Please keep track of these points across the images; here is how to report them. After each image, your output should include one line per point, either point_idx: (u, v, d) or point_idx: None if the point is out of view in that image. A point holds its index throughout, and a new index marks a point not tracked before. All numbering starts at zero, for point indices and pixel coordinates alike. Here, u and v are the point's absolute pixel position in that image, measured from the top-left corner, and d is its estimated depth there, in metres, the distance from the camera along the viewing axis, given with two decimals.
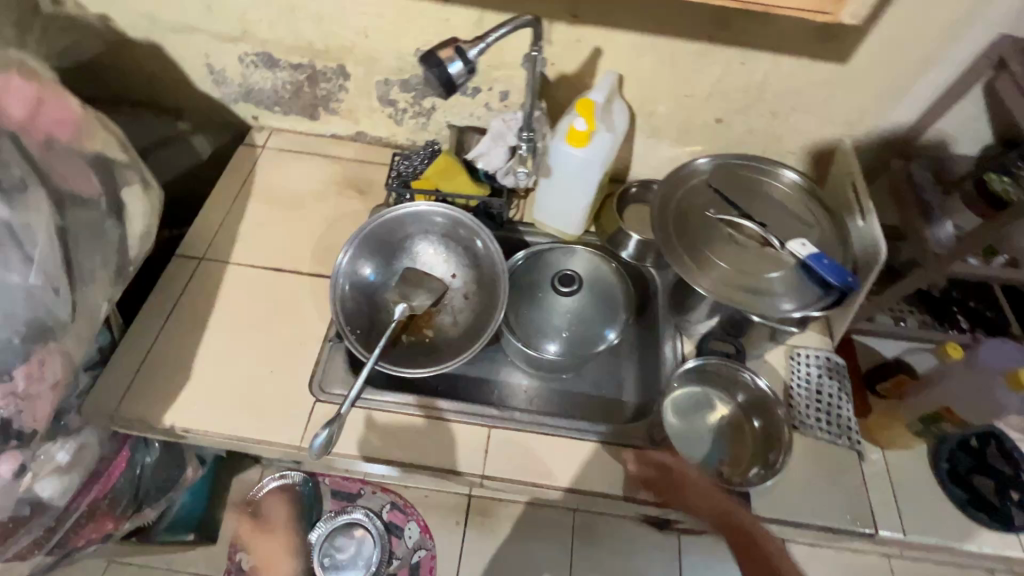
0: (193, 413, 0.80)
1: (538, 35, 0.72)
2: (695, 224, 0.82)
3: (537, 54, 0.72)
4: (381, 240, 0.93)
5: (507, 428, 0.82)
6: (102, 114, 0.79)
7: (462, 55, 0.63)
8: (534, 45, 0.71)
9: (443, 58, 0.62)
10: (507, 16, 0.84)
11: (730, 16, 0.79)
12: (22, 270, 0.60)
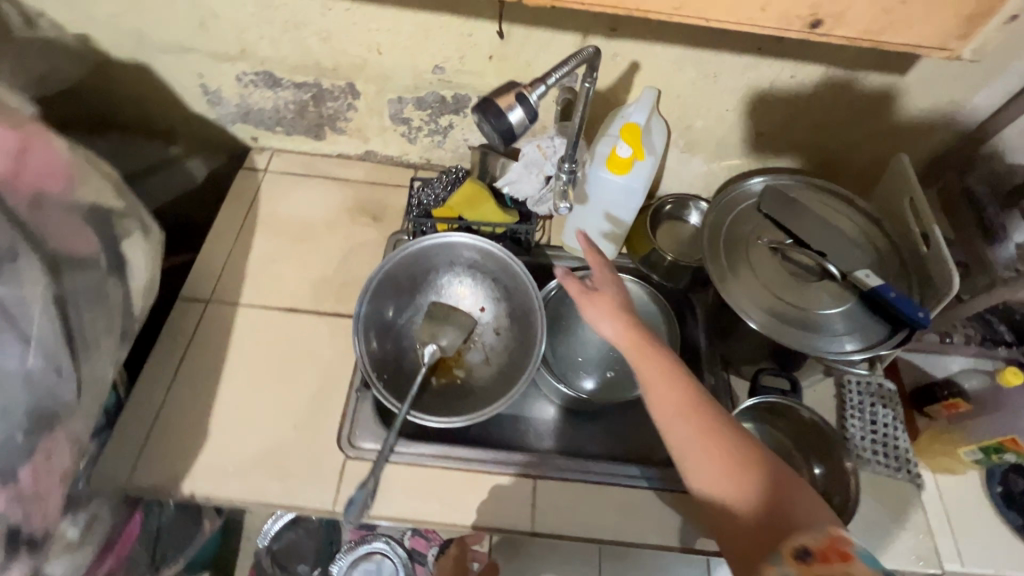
0: (214, 478, 0.74)
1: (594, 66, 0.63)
2: (748, 254, 0.77)
3: (590, 85, 0.64)
4: (403, 276, 0.86)
5: (552, 477, 0.78)
6: (92, 155, 0.71)
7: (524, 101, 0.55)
8: (589, 77, 0.63)
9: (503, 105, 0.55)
10: (537, 30, 0.77)
11: None
12: (20, 353, 0.53)
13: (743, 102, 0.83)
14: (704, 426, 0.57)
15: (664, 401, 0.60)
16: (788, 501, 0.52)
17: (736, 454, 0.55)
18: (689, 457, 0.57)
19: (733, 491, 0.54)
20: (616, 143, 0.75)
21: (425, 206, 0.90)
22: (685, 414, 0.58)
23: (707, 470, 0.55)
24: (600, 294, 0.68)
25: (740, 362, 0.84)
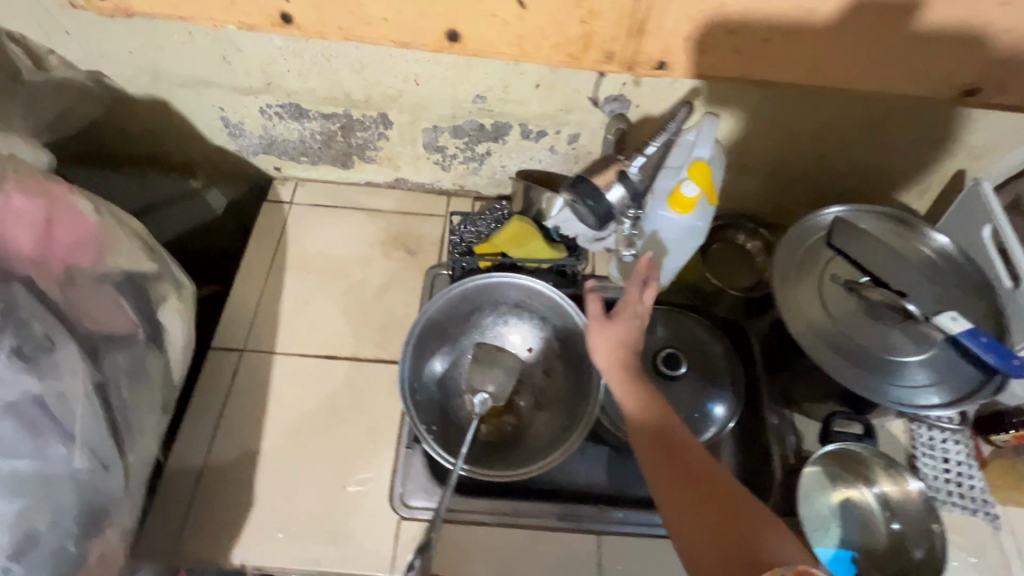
0: (263, 546, 0.70)
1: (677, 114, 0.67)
2: (820, 294, 0.72)
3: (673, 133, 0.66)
4: (447, 318, 0.82)
5: (616, 532, 0.75)
6: (118, 211, 0.66)
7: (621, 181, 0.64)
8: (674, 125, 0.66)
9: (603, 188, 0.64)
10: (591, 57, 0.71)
11: (859, 49, 0.67)
12: (65, 453, 0.49)
13: (807, 124, 0.79)
14: (681, 464, 0.57)
15: (646, 439, 0.59)
16: (760, 540, 0.50)
17: (711, 492, 0.54)
18: (665, 495, 0.55)
19: (705, 530, 0.52)
20: (681, 181, 0.71)
21: (466, 245, 0.87)
22: (664, 450, 0.58)
23: (681, 507, 0.54)
24: (609, 323, 0.65)
25: (806, 401, 0.80)
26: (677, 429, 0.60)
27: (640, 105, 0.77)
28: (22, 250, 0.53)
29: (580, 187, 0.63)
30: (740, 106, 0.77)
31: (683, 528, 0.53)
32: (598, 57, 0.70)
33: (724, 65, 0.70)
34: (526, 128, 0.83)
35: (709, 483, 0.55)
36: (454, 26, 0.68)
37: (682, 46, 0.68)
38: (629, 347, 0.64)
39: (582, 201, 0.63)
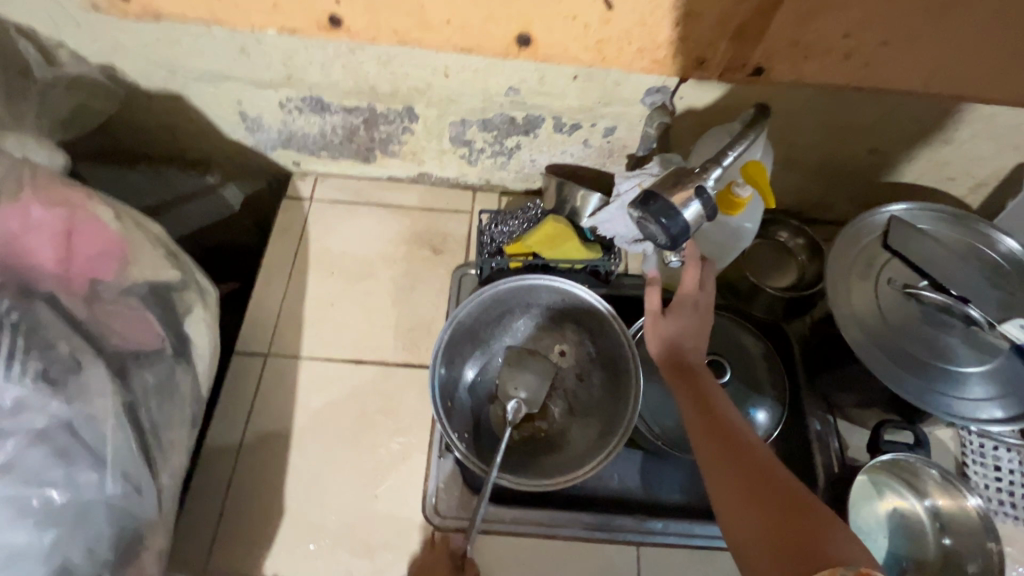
0: (294, 558, 0.68)
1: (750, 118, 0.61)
2: (877, 299, 0.68)
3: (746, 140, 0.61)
4: (477, 322, 0.79)
5: (655, 543, 0.73)
6: (140, 215, 0.63)
7: (700, 195, 0.56)
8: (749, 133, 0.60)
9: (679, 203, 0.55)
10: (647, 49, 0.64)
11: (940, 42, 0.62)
12: (97, 478, 0.47)
13: (863, 118, 0.74)
14: (736, 449, 0.55)
15: (700, 423, 0.58)
16: (818, 530, 0.47)
17: (764, 479, 0.52)
18: (716, 478, 0.54)
19: (756, 512, 0.49)
20: (733, 181, 0.65)
21: (496, 245, 0.84)
22: (717, 434, 0.57)
23: (732, 489, 0.52)
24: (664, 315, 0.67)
25: (851, 407, 0.77)
26: (734, 421, 0.58)
27: (683, 97, 0.73)
28: (46, 266, 0.52)
29: (652, 204, 0.55)
30: (791, 99, 0.72)
31: (733, 509, 0.51)
32: (687, 63, 0.65)
33: (831, 70, 0.65)
34: (559, 121, 0.78)
35: (764, 470, 0.53)
36: (527, 30, 0.64)
37: (786, 50, 0.63)
38: (688, 342, 0.65)
39: (656, 220, 0.55)
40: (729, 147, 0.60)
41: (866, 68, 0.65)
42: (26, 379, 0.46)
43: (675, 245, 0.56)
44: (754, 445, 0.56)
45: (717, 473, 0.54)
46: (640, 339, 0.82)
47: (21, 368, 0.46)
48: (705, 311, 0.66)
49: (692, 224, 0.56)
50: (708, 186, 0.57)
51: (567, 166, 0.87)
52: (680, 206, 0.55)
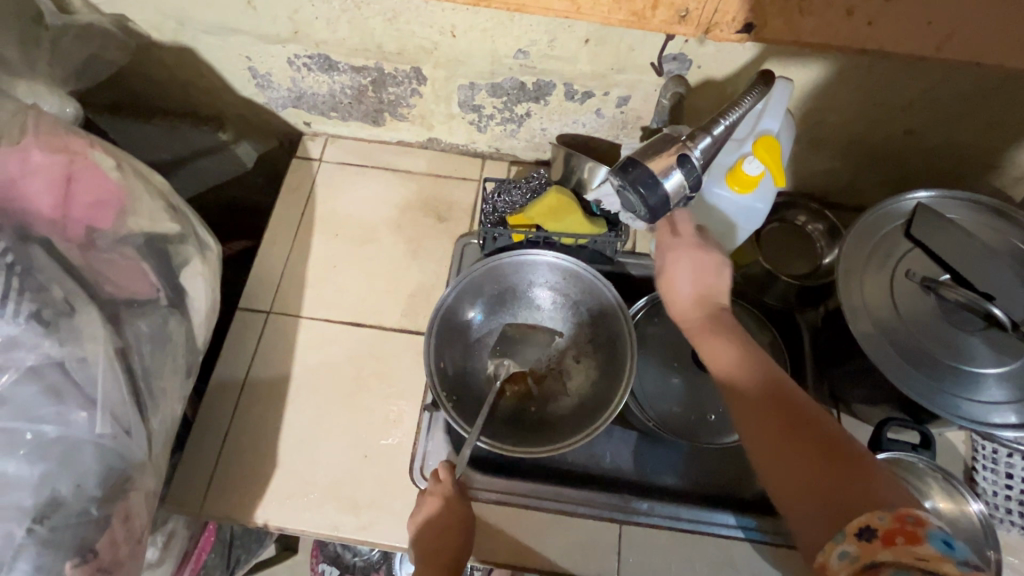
0: (283, 509, 0.71)
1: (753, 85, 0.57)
2: (890, 291, 0.64)
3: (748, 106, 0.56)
4: (479, 293, 0.78)
5: (639, 524, 0.72)
6: (144, 167, 0.65)
7: (683, 164, 0.52)
8: (752, 98, 0.56)
9: (657, 172, 0.52)
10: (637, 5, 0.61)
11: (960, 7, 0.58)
12: (88, 418, 0.50)
13: (894, 96, 0.69)
14: (774, 402, 0.51)
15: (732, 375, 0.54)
16: (864, 486, 0.44)
17: (807, 434, 0.48)
18: (754, 437, 0.50)
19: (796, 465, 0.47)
20: (744, 158, 0.62)
21: (498, 215, 0.83)
22: (752, 393, 0.52)
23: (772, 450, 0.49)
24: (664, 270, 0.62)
25: (857, 403, 0.74)
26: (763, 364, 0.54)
27: (702, 66, 0.68)
28: (43, 213, 0.54)
29: (629, 171, 0.52)
30: (817, 74, 0.67)
31: (776, 471, 0.48)
32: (668, 15, 0.61)
33: (833, 32, 0.60)
34: (571, 88, 0.75)
35: (806, 423, 0.49)
36: None
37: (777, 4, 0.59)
38: (707, 289, 0.60)
39: (633, 188, 0.52)
40: (723, 114, 0.54)
41: (870, 28, 0.60)
42: (19, 318, 0.49)
43: (653, 217, 0.53)
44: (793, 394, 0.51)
45: (756, 434, 0.50)
46: (641, 320, 0.81)
47: (16, 308, 0.49)
48: (703, 248, 0.62)
49: (672, 195, 0.53)
50: (694, 156, 0.53)
51: (578, 137, 0.84)
52: (659, 175, 0.52)
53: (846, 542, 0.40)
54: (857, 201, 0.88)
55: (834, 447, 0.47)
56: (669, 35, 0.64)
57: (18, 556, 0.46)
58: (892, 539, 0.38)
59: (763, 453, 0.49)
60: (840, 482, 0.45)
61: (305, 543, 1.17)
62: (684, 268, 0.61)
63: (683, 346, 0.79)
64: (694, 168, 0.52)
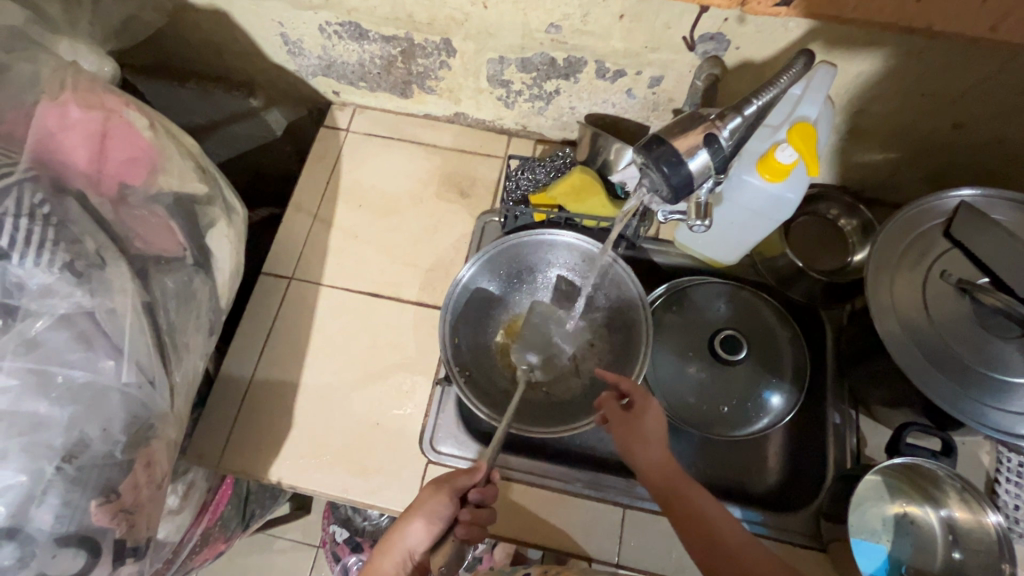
0: (297, 468, 0.73)
1: (792, 65, 0.54)
2: (924, 294, 0.61)
3: (785, 87, 0.53)
4: (497, 271, 0.78)
5: (643, 510, 0.72)
6: (176, 129, 0.66)
7: (710, 145, 0.50)
8: (789, 80, 0.53)
9: (682, 150, 0.50)
10: None
11: None
12: (115, 368, 0.52)
13: (944, 85, 0.65)
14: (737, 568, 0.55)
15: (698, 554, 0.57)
16: None
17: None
18: None
19: None
20: (778, 144, 0.59)
21: (521, 193, 0.82)
22: (716, 551, 0.56)
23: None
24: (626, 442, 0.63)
25: (876, 404, 0.72)
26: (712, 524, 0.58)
27: (740, 47, 0.66)
28: (79, 167, 0.56)
29: (653, 150, 0.50)
30: (861, 61, 0.64)
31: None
32: None
33: (875, 8, 0.57)
34: (602, 65, 0.73)
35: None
36: None
37: None
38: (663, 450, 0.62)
39: (655, 167, 0.50)
40: (755, 94, 0.52)
41: (917, 6, 0.56)
42: (53, 268, 0.51)
43: (675, 198, 0.51)
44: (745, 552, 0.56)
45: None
46: (659, 307, 0.80)
47: (50, 258, 0.51)
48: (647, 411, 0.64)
49: (696, 177, 0.51)
50: (722, 137, 0.51)
51: (607, 117, 0.83)
52: (684, 155, 0.50)
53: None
54: (896, 197, 0.85)
55: None
56: (701, 8, 0.61)
57: (47, 492, 0.49)
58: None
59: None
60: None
61: (318, 505, 1.21)
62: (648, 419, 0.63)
63: (700, 336, 0.78)
64: (720, 149, 0.50)
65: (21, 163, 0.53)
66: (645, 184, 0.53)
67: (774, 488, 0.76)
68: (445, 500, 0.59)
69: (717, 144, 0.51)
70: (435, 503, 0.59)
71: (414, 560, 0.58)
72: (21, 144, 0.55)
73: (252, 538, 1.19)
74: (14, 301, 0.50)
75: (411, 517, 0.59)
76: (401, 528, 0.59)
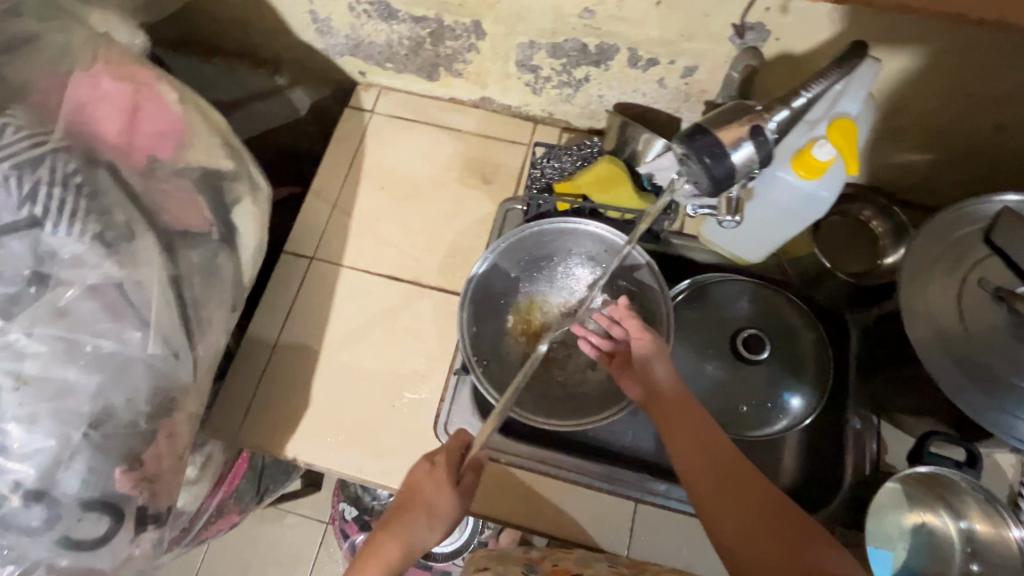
0: (311, 445, 0.74)
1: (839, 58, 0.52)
2: (959, 301, 0.59)
3: (831, 82, 0.52)
4: (517, 259, 0.77)
5: (654, 506, 0.72)
6: (205, 103, 0.66)
7: (755, 137, 0.48)
8: (836, 74, 0.52)
9: (726, 142, 0.48)
10: None
11: None
12: (142, 339, 0.53)
13: (992, 85, 0.63)
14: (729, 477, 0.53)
15: (689, 456, 0.55)
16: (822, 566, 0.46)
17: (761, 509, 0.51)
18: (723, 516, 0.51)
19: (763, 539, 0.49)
20: (815, 140, 0.57)
21: (546, 181, 0.81)
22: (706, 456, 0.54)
23: (730, 531, 0.50)
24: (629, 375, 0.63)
25: (900, 412, 0.70)
26: (707, 433, 0.56)
27: (780, 38, 0.64)
28: (110, 139, 0.57)
29: (696, 140, 0.48)
30: (909, 54, 0.62)
31: (742, 546, 0.49)
32: None
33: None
34: (635, 53, 0.72)
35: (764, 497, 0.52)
36: None
37: None
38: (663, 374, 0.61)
39: (697, 158, 0.48)
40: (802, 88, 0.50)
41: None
42: (84, 238, 0.51)
43: (715, 191, 0.50)
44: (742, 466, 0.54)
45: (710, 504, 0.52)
46: (681, 302, 0.79)
47: (82, 228, 0.52)
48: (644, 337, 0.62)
49: (739, 169, 0.49)
50: (767, 129, 0.49)
51: (636, 107, 0.81)
52: (727, 146, 0.48)
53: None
54: (932, 200, 0.82)
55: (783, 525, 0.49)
56: None
57: (74, 457, 0.50)
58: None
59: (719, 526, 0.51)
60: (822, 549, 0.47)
61: (328, 482, 1.23)
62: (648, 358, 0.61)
63: (720, 335, 0.77)
64: (764, 142, 0.49)
65: (55, 133, 0.54)
66: (684, 175, 0.51)
67: (788, 490, 0.75)
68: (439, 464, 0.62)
69: (761, 136, 0.49)
70: (428, 466, 0.62)
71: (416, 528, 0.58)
72: (56, 115, 0.56)
73: (263, 512, 1.21)
74: (47, 269, 0.51)
75: (410, 483, 0.61)
76: (396, 523, 0.58)
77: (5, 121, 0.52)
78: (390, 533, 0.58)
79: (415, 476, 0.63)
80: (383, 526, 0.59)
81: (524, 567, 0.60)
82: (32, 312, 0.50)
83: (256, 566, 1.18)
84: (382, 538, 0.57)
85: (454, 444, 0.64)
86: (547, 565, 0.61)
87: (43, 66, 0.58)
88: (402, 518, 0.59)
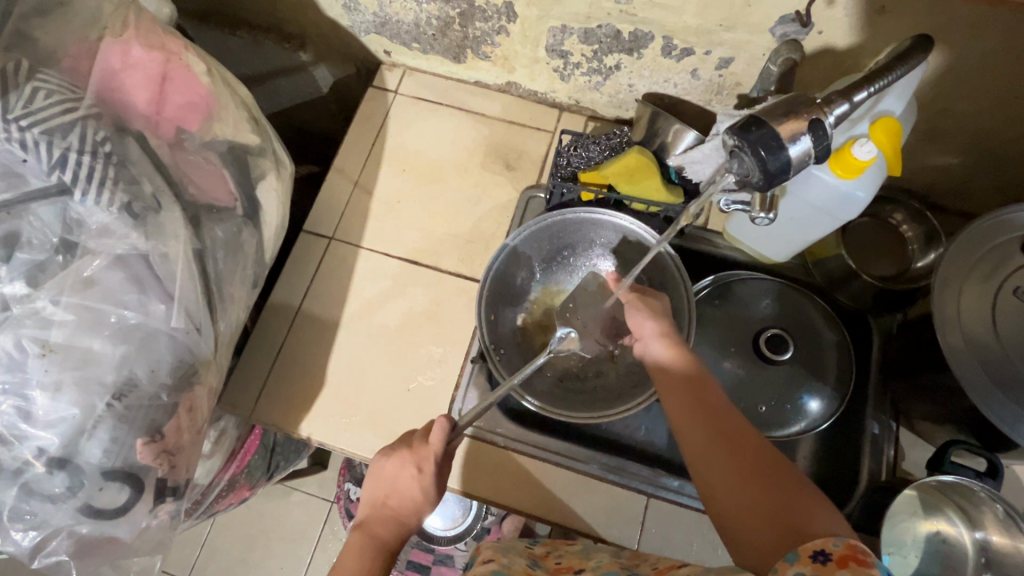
0: (324, 424, 0.74)
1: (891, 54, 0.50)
2: (996, 309, 0.58)
3: (884, 83, 0.50)
4: (536, 248, 0.76)
5: (669, 502, 0.72)
6: (232, 77, 0.66)
7: (814, 131, 0.47)
8: (886, 72, 0.50)
9: (784, 134, 0.47)
10: None
11: None
12: (166, 312, 0.53)
13: None
14: (711, 416, 0.50)
15: (676, 399, 0.53)
16: (796, 508, 0.41)
17: (756, 462, 0.46)
18: (699, 456, 0.48)
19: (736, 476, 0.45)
20: (856, 138, 0.56)
21: (571, 169, 0.79)
22: (690, 394, 0.52)
23: (716, 485, 0.46)
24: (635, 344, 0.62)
25: (919, 419, 0.69)
26: (698, 378, 0.54)
27: (823, 32, 0.62)
28: (140, 107, 0.56)
29: (751, 132, 0.47)
30: (960, 52, 0.60)
31: (730, 504, 0.45)
32: None
33: None
34: (669, 42, 0.70)
35: (746, 440, 0.47)
36: None
37: None
38: (660, 333, 0.59)
39: (751, 150, 0.47)
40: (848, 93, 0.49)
41: None
42: (112, 208, 0.51)
43: (768, 184, 0.49)
44: (730, 412, 0.50)
45: (700, 462, 0.48)
46: (703, 298, 0.78)
47: (110, 198, 0.51)
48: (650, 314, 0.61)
49: (794, 163, 0.48)
50: (827, 122, 0.48)
51: (666, 97, 0.79)
52: (785, 139, 0.47)
53: (799, 564, 0.37)
54: (965, 206, 0.80)
55: (761, 466, 0.45)
56: None
57: (97, 426, 0.50)
58: (845, 563, 0.36)
59: (704, 480, 0.47)
60: (817, 507, 0.41)
61: (335, 461, 1.24)
62: (651, 331, 0.59)
63: (741, 333, 0.76)
64: (821, 137, 0.48)
65: (85, 100, 0.54)
66: (737, 165, 0.50)
67: None
68: (410, 466, 0.54)
69: (820, 130, 0.48)
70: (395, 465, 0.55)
71: (406, 524, 0.53)
72: (87, 82, 0.56)
73: (270, 487, 1.22)
74: (75, 238, 0.51)
75: (379, 476, 0.55)
76: (390, 520, 0.53)
77: (37, 86, 0.52)
78: (380, 529, 0.53)
79: (391, 469, 0.55)
80: (370, 525, 0.53)
81: (528, 562, 0.56)
82: (59, 281, 0.50)
83: (261, 541, 1.19)
84: (377, 537, 0.52)
85: (439, 442, 0.55)
86: (551, 563, 0.56)
87: (75, 33, 0.57)
88: (394, 516, 0.53)
